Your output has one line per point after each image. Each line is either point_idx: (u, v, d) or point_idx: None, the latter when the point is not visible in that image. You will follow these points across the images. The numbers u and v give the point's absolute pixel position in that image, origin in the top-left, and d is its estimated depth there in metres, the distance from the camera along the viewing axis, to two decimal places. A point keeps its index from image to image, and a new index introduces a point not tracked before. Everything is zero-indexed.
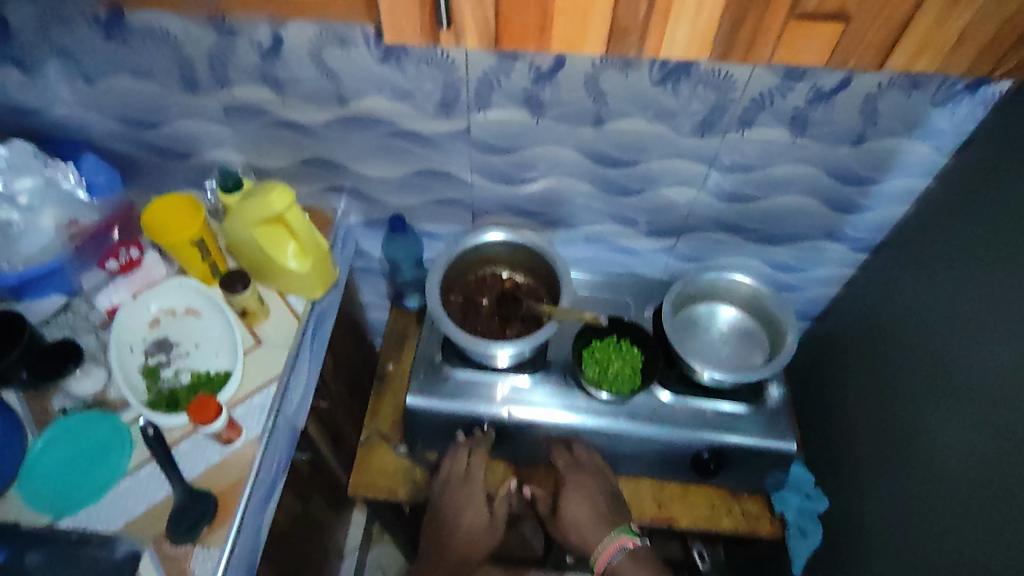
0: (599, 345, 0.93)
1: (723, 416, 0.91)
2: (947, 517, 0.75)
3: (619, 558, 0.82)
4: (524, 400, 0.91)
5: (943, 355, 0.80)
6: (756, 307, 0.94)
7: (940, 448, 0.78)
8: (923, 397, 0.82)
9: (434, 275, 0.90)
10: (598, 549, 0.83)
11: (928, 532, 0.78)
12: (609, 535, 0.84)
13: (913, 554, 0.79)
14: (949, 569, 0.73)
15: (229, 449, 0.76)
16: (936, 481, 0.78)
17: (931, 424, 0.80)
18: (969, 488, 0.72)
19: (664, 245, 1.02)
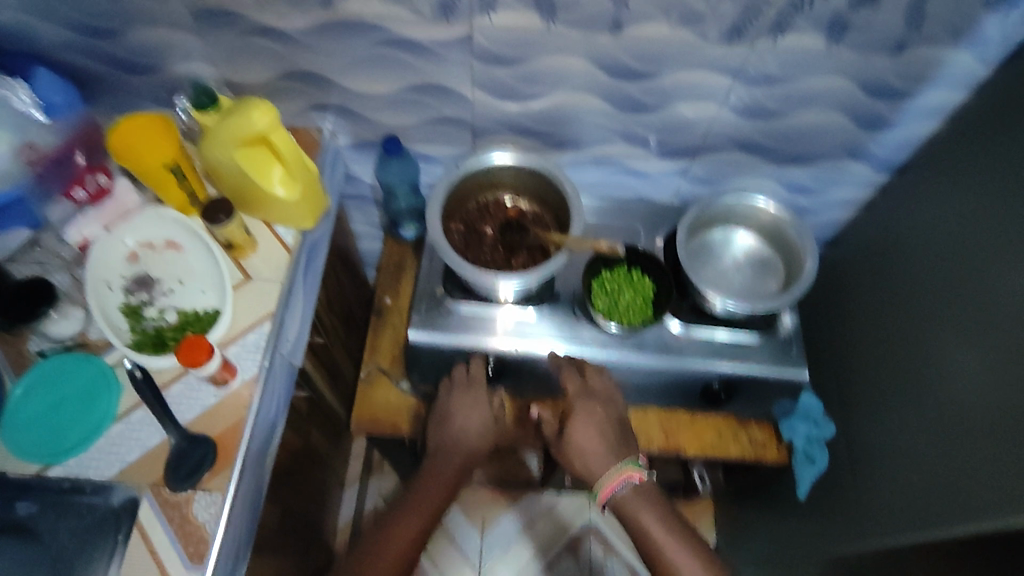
0: (609, 275, 0.88)
1: (735, 346, 0.88)
2: (949, 440, 0.75)
3: (623, 491, 0.78)
4: (529, 334, 0.88)
5: (962, 280, 0.77)
6: (774, 235, 0.90)
7: (948, 372, 0.77)
8: (937, 324, 0.80)
9: (435, 201, 0.83)
10: (600, 482, 0.79)
11: (928, 455, 0.78)
12: (616, 468, 0.78)
13: (912, 475, 0.80)
14: (946, 490, 0.74)
15: (225, 390, 0.71)
16: (941, 406, 0.77)
17: (940, 349, 0.79)
18: (974, 412, 0.72)
19: (677, 167, 0.95)
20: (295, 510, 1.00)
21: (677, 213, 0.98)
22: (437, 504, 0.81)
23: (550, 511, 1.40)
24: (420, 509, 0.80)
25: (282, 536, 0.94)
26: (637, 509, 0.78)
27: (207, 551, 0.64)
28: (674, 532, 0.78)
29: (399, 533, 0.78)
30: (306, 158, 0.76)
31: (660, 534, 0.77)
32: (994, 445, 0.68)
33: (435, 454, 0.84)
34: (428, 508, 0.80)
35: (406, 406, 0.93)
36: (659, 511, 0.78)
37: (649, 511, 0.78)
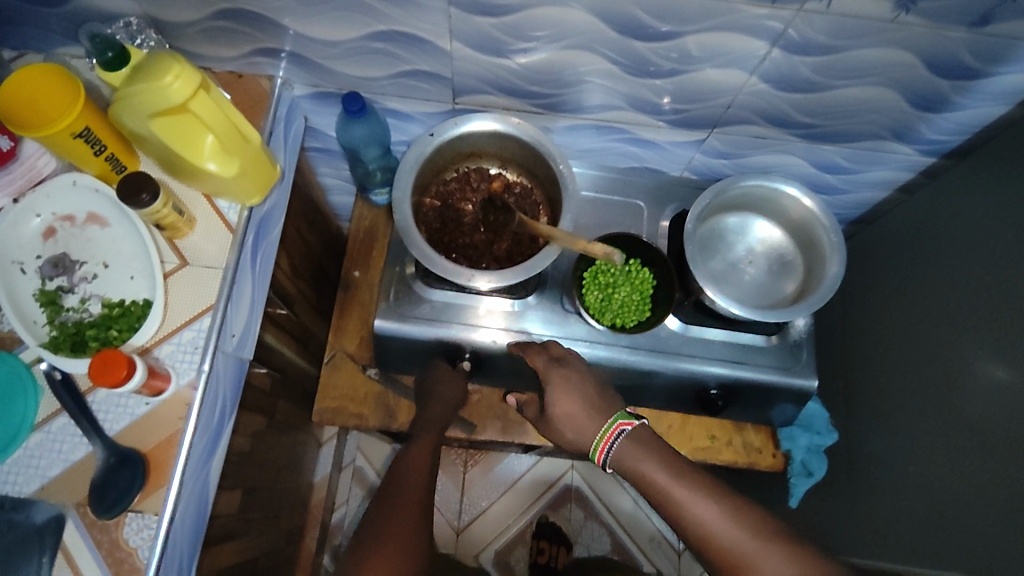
0: (604, 266, 0.78)
1: (739, 347, 0.79)
2: (960, 469, 0.68)
3: (620, 447, 0.66)
4: (531, 330, 0.78)
5: (1008, 295, 0.66)
6: (797, 225, 0.78)
7: (969, 396, 0.69)
8: (970, 338, 0.70)
9: (405, 173, 0.71)
10: (593, 443, 0.67)
11: (934, 477, 0.71)
12: (606, 423, 0.67)
13: (913, 496, 0.74)
14: (949, 522, 0.68)
15: (158, 398, 0.63)
16: (955, 430, 0.70)
17: (965, 368, 0.70)
18: (993, 445, 0.64)
19: (692, 138, 0.82)
20: (261, 488, 0.95)
21: (687, 189, 0.86)
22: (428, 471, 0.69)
23: (531, 472, 1.37)
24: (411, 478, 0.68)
25: (244, 517, 0.89)
26: (638, 462, 0.64)
27: None
28: (691, 483, 0.62)
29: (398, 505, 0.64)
30: (242, 123, 0.63)
31: (669, 485, 0.62)
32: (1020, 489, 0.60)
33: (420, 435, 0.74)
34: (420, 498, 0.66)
35: (379, 394, 0.85)
36: (664, 455, 0.64)
37: (651, 460, 0.64)
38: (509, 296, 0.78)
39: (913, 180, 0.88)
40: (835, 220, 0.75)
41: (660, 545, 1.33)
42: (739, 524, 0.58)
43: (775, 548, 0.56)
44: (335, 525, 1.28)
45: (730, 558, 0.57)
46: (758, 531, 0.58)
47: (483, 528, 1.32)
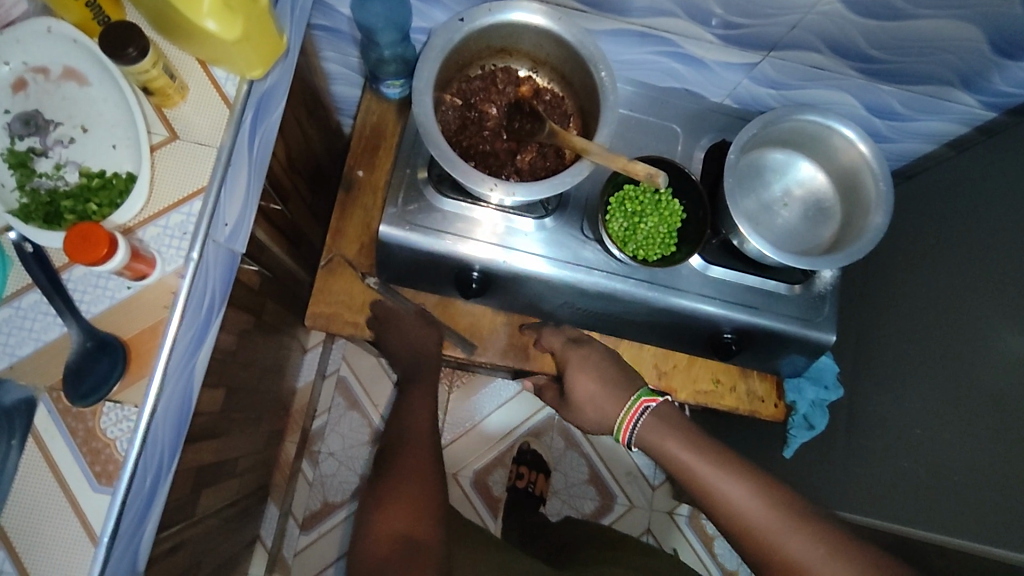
0: (633, 193, 0.72)
1: (761, 294, 0.75)
2: (974, 440, 0.66)
3: (643, 425, 0.65)
4: (517, 247, 0.72)
5: None
6: (842, 168, 0.73)
7: (993, 366, 0.66)
8: (1005, 305, 0.67)
9: (429, 63, 0.63)
10: (617, 420, 0.67)
11: (941, 445, 0.70)
12: (628, 399, 0.66)
13: (918, 459, 0.73)
14: (953, 491, 0.67)
15: (140, 284, 0.57)
16: (973, 399, 0.68)
17: (995, 337, 0.67)
18: (1014, 418, 0.62)
19: (744, 60, 0.75)
20: (245, 388, 0.92)
21: (727, 118, 0.80)
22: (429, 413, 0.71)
23: (518, 397, 1.36)
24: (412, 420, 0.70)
25: (226, 416, 0.86)
26: (660, 437, 0.63)
27: (117, 472, 0.55)
28: (714, 459, 0.61)
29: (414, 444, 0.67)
30: None
31: (692, 458, 0.61)
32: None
33: (417, 386, 0.76)
34: (421, 451, 0.67)
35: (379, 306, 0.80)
36: (682, 430, 0.63)
37: (675, 437, 0.62)
38: (499, 209, 0.72)
39: (965, 136, 0.82)
40: (885, 166, 0.69)
41: (636, 478, 1.35)
42: (761, 496, 0.58)
43: (792, 526, 0.56)
44: (316, 431, 1.27)
45: (750, 533, 0.57)
46: (779, 505, 0.57)
47: (465, 447, 1.32)
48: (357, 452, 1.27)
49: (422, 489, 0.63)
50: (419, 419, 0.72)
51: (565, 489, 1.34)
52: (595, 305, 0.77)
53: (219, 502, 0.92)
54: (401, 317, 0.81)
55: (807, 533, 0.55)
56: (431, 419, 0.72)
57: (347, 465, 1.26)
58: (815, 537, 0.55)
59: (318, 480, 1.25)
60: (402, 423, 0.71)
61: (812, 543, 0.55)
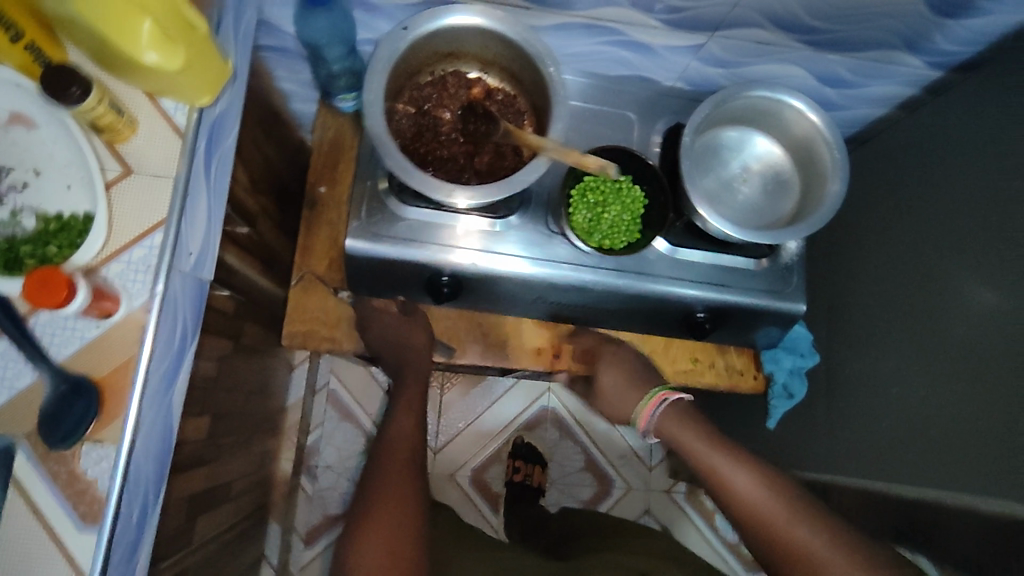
0: (594, 183, 0.72)
1: (730, 272, 0.76)
2: (949, 394, 0.68)
3: (662, 412, 0.74)
4: (500, 251, 0.74)
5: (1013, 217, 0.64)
6: (795, 138, 0.74)
7: (961, 321, 0.68)
8: (966, 260, 0.69)
9: (377, 74, 0.63)
10: (636, 410, 0.76)
11: (918, 401, 0.72)
12: (648, 393, 0.76)
13: (897, 418, 0.74)
14: (932, 445, 0.69)
15: (108, 322, 0.58)
16: (945, 354, 0.69)
17: (960, 293, 0.69)
18: (987, 369, 0.64)
19: (690, 42, 0.75)
20: (231, 412, 0.92)
21: (680, 101, 0.81)
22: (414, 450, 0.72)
23: (509, 394, 1.37)
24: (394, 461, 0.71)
25: (214, 442, 0.86)
26: (679, 428, 0.72)
27: (102, 510, 0.56)
28: (727, 448, 0.69)
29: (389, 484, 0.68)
30: (185, 8, 0.55)
31: (707, 450, 0.69)
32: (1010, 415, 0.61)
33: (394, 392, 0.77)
34: (404, 492, 0.68)
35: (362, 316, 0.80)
36: (701, 426, 0.72)
37: (693, 432, 0.71)
38: (465, 213, 0.72)
39: (915, 97, 0.84)
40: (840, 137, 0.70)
41: (631, 461, 1.38)
42: (771, 488, 0.65)
43: (797, 514, 0.62)
44: (310, 447, 1.27)
45: (759, 520, 0.63)
46: (787, 496, 0.64)
47: (461, 447, 1.33)
48: (353, 463, 1.27)
49: (395, 527, 0.65)
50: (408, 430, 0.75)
51: (561, 478, 1.36)
52: (567, 297, 0.78)
53: (216, 528, 0.92)
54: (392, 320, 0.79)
55: (811, 525, 0.61)
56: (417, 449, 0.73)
57: (344, 477, 1.27)
58: (818, 527, 0.61)
59: (317, 495, 1.26)
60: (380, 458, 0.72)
61: (815, 532, 0.61)
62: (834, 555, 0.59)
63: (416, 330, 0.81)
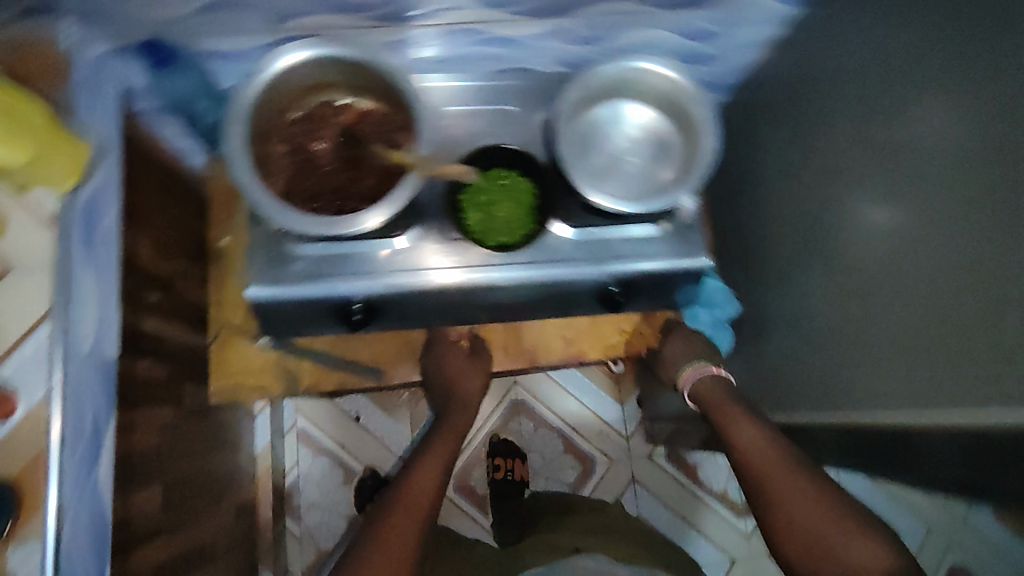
0: (481, 184, 0.72)
1: (634, 243, 0.78)
2: (854, 316, 0.70)
3: (702, 381, 0.80)
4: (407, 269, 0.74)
5: (872, 136, 0.66)
6: (659, 97, 0.74)
7: (852, 243, 0.70)
8: (845, 183, 0.71)
9: (234, 124, 0.64)
10: (684, 369, 0.82)
11: (834, 327, 0.73)
12: (693, 362, 0.82)
13: (820, 346, 0.76)
14: (850, 367, 0.70)
15: (8, 425, 0.57)
16: (846, 277, 0.71)
17: (849, 218, 0.71)
18: (880, 286, 0.66)
19: (547, 27, 0.76)
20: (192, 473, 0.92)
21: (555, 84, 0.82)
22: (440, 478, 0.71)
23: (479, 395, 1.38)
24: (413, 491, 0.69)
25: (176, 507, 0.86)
26: (704, 394, 0.78)
27: None
28: (742, 414, 0.73)
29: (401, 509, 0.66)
30: (15, 99, 0.56)
31: (723, 413, 0.74)
32: (921, 321, 0.61)
33: None
34: (408, 523, 0.65)
35: (433, 362, 0.87)
36: (724, 395, 0.76)
37: (718, 398, 0.76)
38: (364, 241, 0.72)
39: None
40: (707, 101, 0.72)
41: (608, 434, 1.39)
42: (775, 446, 0.68)
43: (793, 469, 0.65)
44: (290, 488, 1.28)
45: (754, 471, 0.67)
46: (786, 454, 0.67)
47: None
48: (336, 493, 1.28)
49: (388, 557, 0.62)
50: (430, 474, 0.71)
51: (544, 465, 1.38)
52: (485, 297, 0.79)
53: None
54: (455, 360, 0.86)
55: (801, 478, 0.64)
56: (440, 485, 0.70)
57: (330, 509, 1.28)
58: (807, 482, 0.63)
59: (307, 532, 1.27)
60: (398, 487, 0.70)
61: (804, 484, 0.63)
62: (814, 503, 0.61)
63: (478, 368, 0.86)
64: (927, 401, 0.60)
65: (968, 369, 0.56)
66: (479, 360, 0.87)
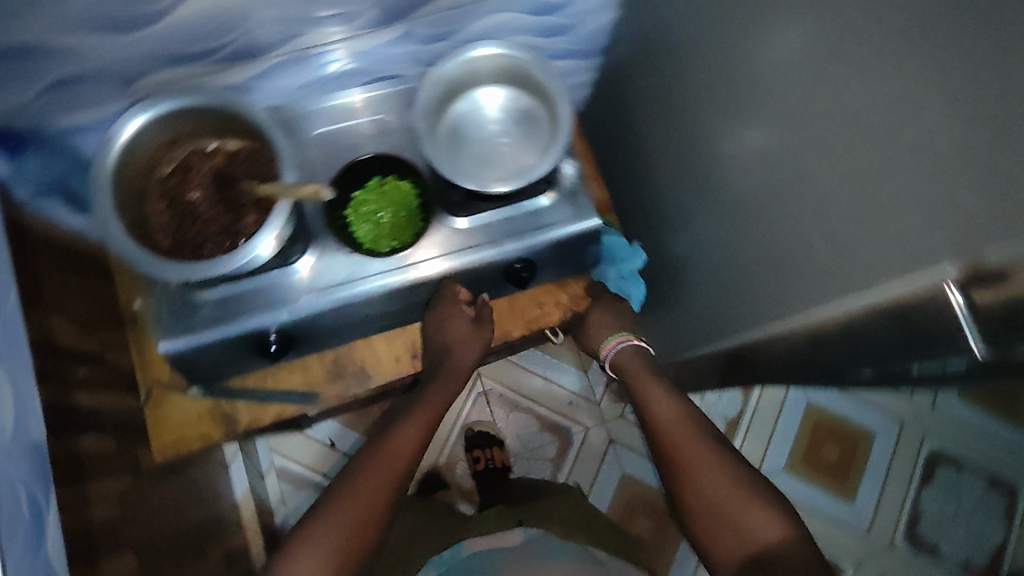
0: (364, 195, 0.77)
1: (530, 217, 0.80)
2: (744, 237, 0.74)
3: (620, 350, 0.87)
4: (321, 287, 0.76)
5: (716, 65, 0.70)
6: (507, 74, 0.77)
7: (728, 167, 0.74)
8: (709, 113, 0.75)
9: (101, 193, 0.65)
10: (608, 337, 0.89)
11: (732, 251, 0.78)
12: (614, 333, 0.89)
13: (724, 273, 0.81)
14: (749, 286, 0.75)
15: None
16: (730, 201, 0.75)
17: (722, 146, 0.75)
18: (756, 202, 0.70)
19: (393, 34, 0.78)
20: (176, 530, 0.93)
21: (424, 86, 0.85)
22: (410, 457, 0.73)
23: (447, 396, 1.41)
24: (381, 464, 0.71)
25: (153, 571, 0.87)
26: (626, 359, 0.85)
27: None
28: (659, 382, 0.81)
29: (366, 480, 0.69)
30: None
31: (642, 378, 0.82)
32: (788, 226, 0.64)
33: None
34: (372, 494, 0.69)
35: (436, 319, 0.82)
36: (644, 364, 0.84)
37: (636, 364, 0.84)
38: (268, 271, 0.74)
39: None
40: (564, 80, 0.75)
41: (580, 404, 1.43)
42: (683, 411, 0.76)
43: (698, 433, 0.73)
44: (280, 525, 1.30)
45: (664, 433, 0.75)
46: (692, 419, 0.75)
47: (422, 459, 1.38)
48: None
49: (344, 529, 0.65)
50: (415, 433, 0.75)
51: (524, 448, 1.41)
52: (402, 301, 0.82)
53: None
54: (456, 325, 0.82)
55: (703, 441, 0.72)
56: (410, 464, 0.73)
57: None
58: (707, 444, 0.72)
59: None
60: (367, 454, 0.73)
61: (705, 444, 0.72)
62: (706, 460, 0.70)
63: (476, 338, 0.84)
64: (804, 301, 0.64)
65: (826, 262, 0.59)
66: (478, 329, 0.84)
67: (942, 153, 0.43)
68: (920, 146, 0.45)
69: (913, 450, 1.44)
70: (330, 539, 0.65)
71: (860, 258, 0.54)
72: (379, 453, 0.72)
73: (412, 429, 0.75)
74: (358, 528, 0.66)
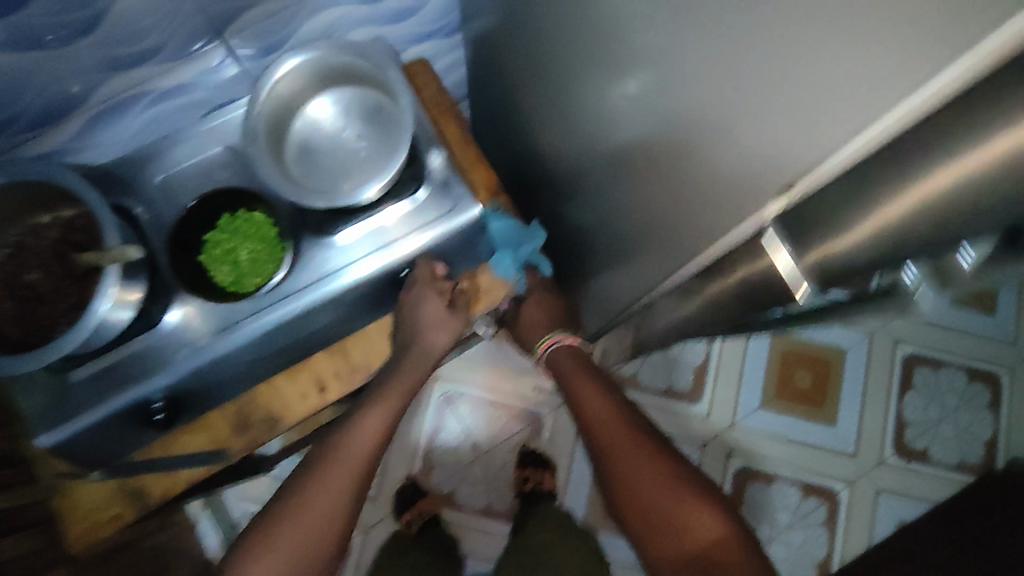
0: (217, 235, 0.72)
1: (405, 220, 0.74)
2: (633, 196, 0.70)
3: (554, 348, 0.94)
4: (197, 340, 0.71)
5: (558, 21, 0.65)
6: (329, 79, 0.72)
7: (599, 126, 0.70)
8: (567, 75, 0.70)
9: None
10: (542, 335, 0.96)
11: (628, 211, 0.73)
12: (546, 330, 0.96)
13: (628, 234, 0.76)
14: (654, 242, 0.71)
15: None
16: (613, 162, 0.71)
17: (587, 105, 0.70)
18: (633, 155, 0.65)
19: (216, 57, 0.73)
20: None
21: None
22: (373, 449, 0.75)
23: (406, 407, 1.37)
24: (345, 458, 0.74)
25: None
26: (561, 356, 0.92)
27: None
28: (592, 377, 0.87)
29: (329, 474, 0.73)
30: None
31: (574, 376, 0.88)
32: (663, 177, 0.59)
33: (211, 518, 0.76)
34: (334, 491, 0.72)
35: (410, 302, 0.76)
36: (580, 362, 0.90)
37: (570, 359, 0.91)
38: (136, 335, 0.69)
39: None
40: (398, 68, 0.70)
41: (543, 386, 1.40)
42: (612, 402, 0.83)
43: (627, 422, 0.80)
44: None
45: (595, 423, 0.82)
46: (620, 409, 0.82)
47: (394, 475, 1.36)
48: None
49: (305, 528, 0.71)
50: (372, 428, 0.75)
51: (496, 442, 1.39)
52: (296, 337, 0.78)
53: None
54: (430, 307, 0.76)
55: (631, 432, 0.79)
56: (375, 453, 0.76)
57: None
58: (637, 434, 0.79)
59: None
60: (331, 442, 0.75)
61: (635, 436, 0.78)
62: (630, 450, 0.77)
63: (449, 326, 0.78)
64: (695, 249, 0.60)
65: (714, 202, 0.54)
66: (453, 315, 0.79)
67: (790, 66, 0.38)
68: (763, 64, 0.40)
69: (887, 361, 1.41)
70: (294, 537, 0.70)
71: (746, 187, 0.49)
72: (342, 443, 0.74)
73: (376, 414, 0.76)
74: (317, 525, 0.71)
